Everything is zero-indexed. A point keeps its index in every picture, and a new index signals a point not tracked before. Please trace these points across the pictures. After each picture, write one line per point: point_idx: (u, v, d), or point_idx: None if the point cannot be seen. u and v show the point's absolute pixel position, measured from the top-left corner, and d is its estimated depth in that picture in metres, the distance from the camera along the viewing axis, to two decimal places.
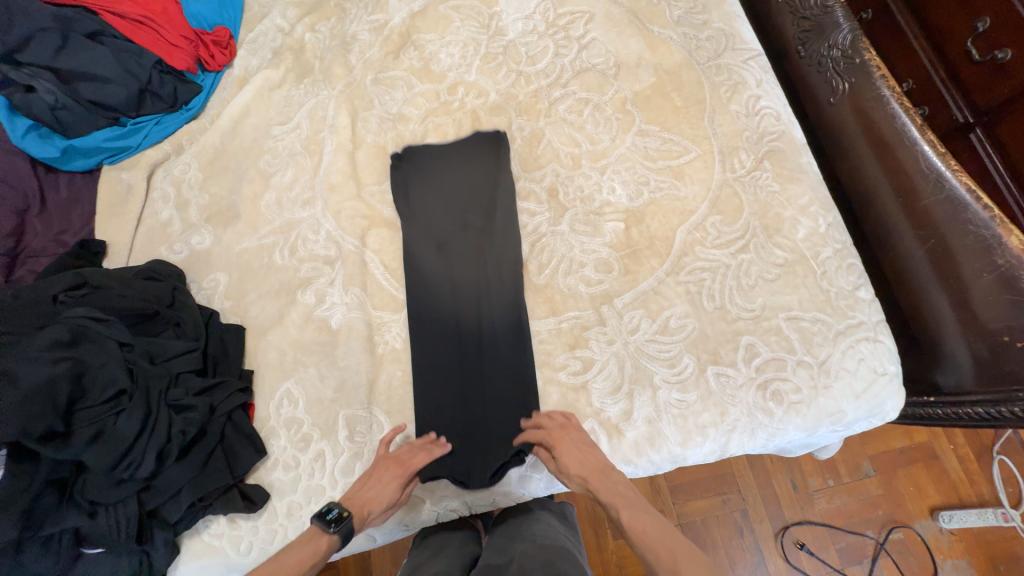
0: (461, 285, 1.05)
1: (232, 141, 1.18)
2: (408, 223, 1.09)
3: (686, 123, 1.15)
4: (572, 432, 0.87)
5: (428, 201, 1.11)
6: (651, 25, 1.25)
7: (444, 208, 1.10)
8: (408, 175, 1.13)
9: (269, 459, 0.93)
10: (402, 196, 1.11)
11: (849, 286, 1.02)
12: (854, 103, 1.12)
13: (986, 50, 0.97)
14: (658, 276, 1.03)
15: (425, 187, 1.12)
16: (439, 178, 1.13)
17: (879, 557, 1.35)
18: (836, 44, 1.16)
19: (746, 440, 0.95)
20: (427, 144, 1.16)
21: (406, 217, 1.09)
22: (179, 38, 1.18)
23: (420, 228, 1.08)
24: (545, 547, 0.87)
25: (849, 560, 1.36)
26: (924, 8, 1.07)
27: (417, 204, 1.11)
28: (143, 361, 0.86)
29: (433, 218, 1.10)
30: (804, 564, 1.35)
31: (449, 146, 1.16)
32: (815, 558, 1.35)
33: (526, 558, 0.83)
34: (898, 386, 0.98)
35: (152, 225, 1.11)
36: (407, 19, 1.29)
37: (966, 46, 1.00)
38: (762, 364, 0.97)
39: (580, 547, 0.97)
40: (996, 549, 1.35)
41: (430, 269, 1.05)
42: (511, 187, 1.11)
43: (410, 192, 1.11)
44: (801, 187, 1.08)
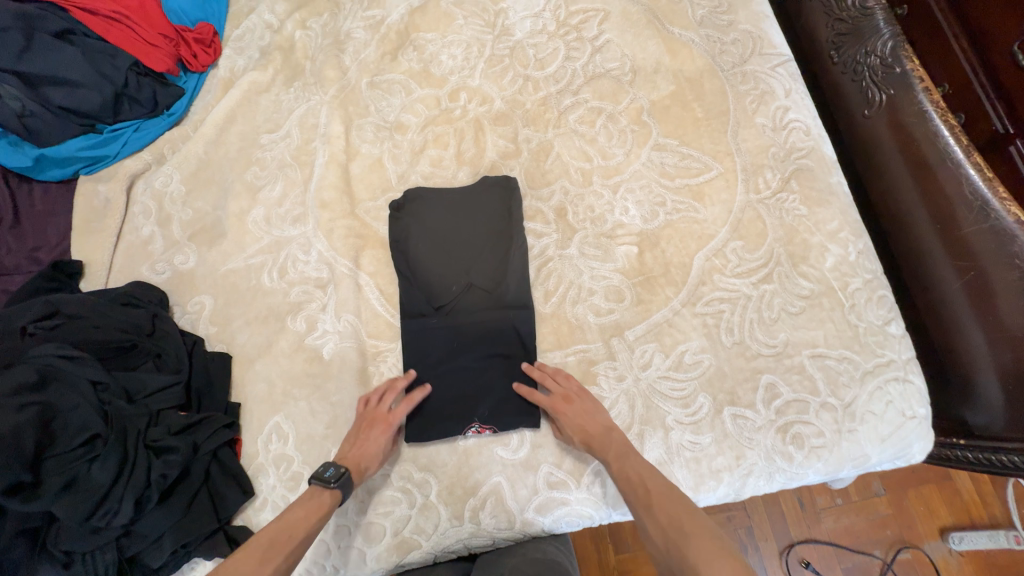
0: (464, 314, 0.96)
1: (217, 151, 1.10)
2: (408, 244, 1.00)
3: (708, 137, 1.06)
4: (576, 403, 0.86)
5: (430, 221, 1.01)
6: (672, 26, 1.15)
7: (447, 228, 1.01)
8: (408, 223, 1.02)
9: (257, 499, 0.88)
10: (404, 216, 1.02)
11: (879, 321, 0.94)
12: (892, 117, 1.03)
13: None
14: (673, 307, 0.96)
15: (426, 205, 1.03)
16: (443, 195, 1.03)
17: None
18: (874, 50, 1.05)
19: (763, 485, 0.89)
20: (430, 189, 1.04)
21: (406, 238, 1.01)
22: (157, 36, 1.09)
23: (420, 251, 1.00)
24: (535, 562, 0.80)
25: None
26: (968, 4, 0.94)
27: (418, 224, 1.02)
28: (119, 399, 0.80)
29: (435, 240, 1.01)
30: None
31: (455, 193, 1.04)
32: None
33: (514, 574, 0.76)
34: (928, 429, 0.91)
35: (133, 242, 1.04)
36: (406, 16, 1.19)
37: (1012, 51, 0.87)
38: (783, 406, 0.90)
39: (573, 557, 0.90)
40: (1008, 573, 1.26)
41: (427, 333, 0.94)
42: (521, 207, 1.03)
43: (411, 211, 1.02)
44: (830, 211, 1.00)
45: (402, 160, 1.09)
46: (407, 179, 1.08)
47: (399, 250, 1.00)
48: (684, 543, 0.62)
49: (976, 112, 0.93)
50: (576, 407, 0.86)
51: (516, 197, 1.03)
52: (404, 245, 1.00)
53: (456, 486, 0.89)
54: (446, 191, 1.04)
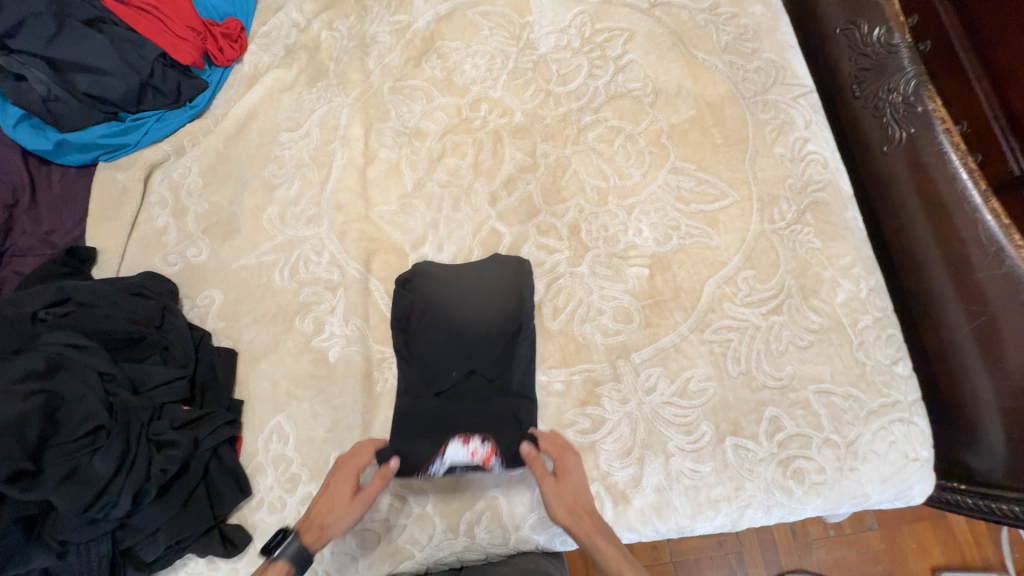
0: (465, 401, 0.93)
1: (236, 146, 1.10)
2: (410, 325, 0.96)
3: (725, 164, 1.06)
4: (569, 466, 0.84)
5: (433, 305, 0.96)
6: (696, 50, 1.15)
7: (450, 313, 0.95)
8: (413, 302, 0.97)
9: (254, 498, 0.88)
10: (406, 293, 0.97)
11: (887, 360, 0.94)
12: (911, 156, 1.02)
13: None
14: (681, 332, 0.96)
15: (429, 284, 0.97)
16: (449, 273, 0.98)
17: None
18: (897, 88, 1.05)
19: (760, 517, 0.89)
20: (436, 265, 1.00)
21: (408, 317, 0.96)
22: (185, 29, 1.09)
23: (421, 333, 0.95)
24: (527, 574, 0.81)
25: None
26: (988, 44, 0.93)
27: (421, 305, 0.97)
28: (125, 390, 0.81)
29: (439, 323, 0.95)
30: None
31: (465, 270, 0.99)
32: None
33: None
34: (930, 472, 0.90)
35: (147, 231, 1.05)
36: (432, 23, 1.20)
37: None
38: (786, 439, 0.90)
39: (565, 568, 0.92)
40: None
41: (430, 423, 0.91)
42: (530, 294, 0.98)
43: (413, 287, 0.98)
44: (844, 246, 0.99)
45: (420, 167, 1.09)
46: (423, 186, 1.08)
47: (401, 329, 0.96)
48: None
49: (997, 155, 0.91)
50: (570, 485, 0.82)
51: (528, 276, 0.98)
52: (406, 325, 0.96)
53: (453, 498, 0.89)
54: (453, 271, 0.99)
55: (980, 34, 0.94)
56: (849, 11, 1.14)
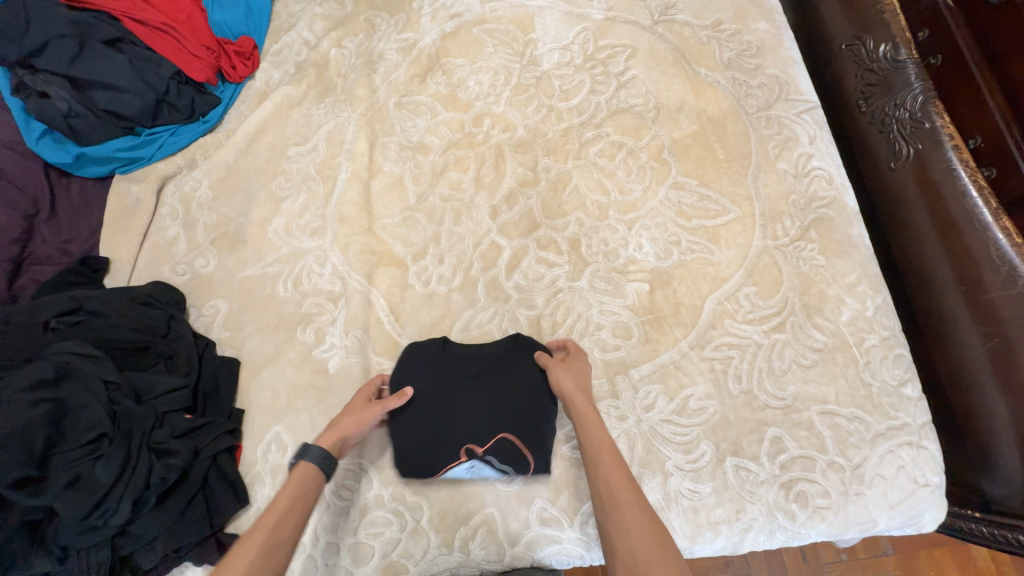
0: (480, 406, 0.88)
1: (246, 159, 1.13)
2: (533, 420, 0.88)
3: (727, 180, 1.06)
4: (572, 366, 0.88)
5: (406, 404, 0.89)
6: (699, 66, 1.15)
7: (471, 398, 0.88)
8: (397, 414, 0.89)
9: (251, 508, 0.89)
10: (308, 473, 0.74)
11: (895, 381, 0.91)
12: (919, 171, 1.00)
13: None
14: (681, 349, 0.95)
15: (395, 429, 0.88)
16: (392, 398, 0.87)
17: None
18: (904, 104, 1.04)
19: (763, 541, 0.86)
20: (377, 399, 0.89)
21: (532, 421, 0.88)
22: (200, 47, 1.14)
23: (532, 394, 0.89)
24: None
25: None
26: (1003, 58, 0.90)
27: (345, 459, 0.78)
28: (128, 399, 0.83)
29: (513, 400, 0.88)
30: None
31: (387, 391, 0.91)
32: None
33: None
34: (941, 498, 0.87)
35: (158, 242, 1.08)
36: (438, 40, 1.23)
37: None
38: (788, 461, 0.88)
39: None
40: None
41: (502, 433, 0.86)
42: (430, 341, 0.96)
43: (521, 446, 0.86)
44: (849, 263, 0.98)
45: (422, 181, 1.11)
46: (425, 200, 1.10)
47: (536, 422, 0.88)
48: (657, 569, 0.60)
49: (1009, 164, 0.89)
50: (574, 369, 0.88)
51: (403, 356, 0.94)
52: (527, 418, 0.88)
53: (448, 513, 0.89)
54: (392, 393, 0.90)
55: (996, 50, 0.92)
56: (855, 27, 1.13)
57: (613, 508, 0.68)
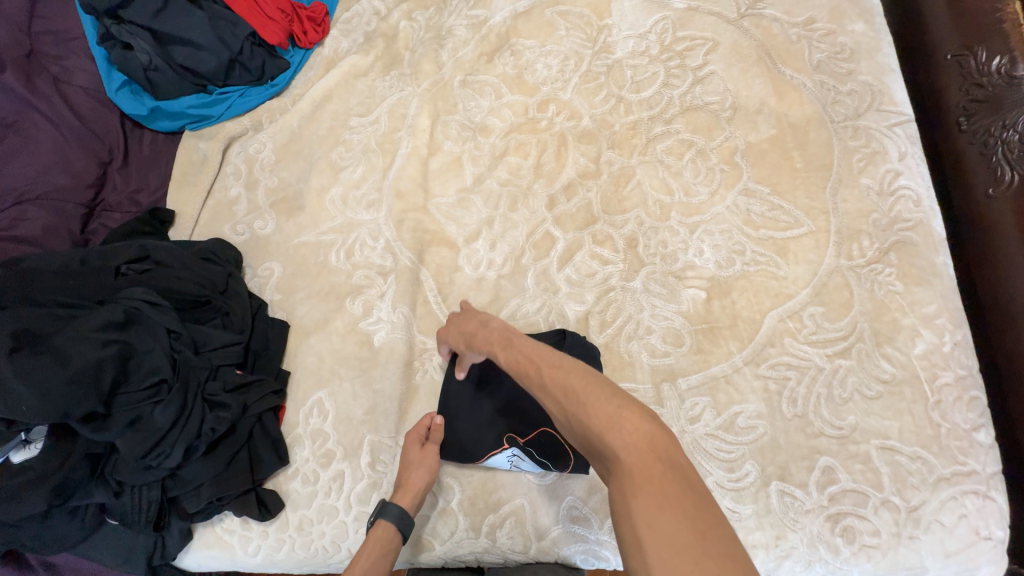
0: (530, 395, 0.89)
1: (309, 126, 1.14)
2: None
3: (803, 191, 0.99)
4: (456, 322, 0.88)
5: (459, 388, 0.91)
6: (784, 66, 1.08)
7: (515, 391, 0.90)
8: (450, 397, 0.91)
9: (290, 467, 0.91)
10: (387, 534, 0.78)
11: (966, 425, 0.85)
12: (1021, 200, 0.92)
13: None
14: (734, 363, 0.91)
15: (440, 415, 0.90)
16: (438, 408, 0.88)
17: None
18: (1014, 126, 0.95)
19: (799, 571, 0.83)
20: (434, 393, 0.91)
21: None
22: (276, 10, 1.14)
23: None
24: None
25: None
26: None
27: (414, 507, 0.81)
28: (187, 349, 0.86)
29: None
30: None
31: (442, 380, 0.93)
32: None
33: None
34: (1003, 554, 0.81)
35: (220, 200, 1.10)
36: (509, 19, 1.19)
37: None
38: (838, 493, 0.84)
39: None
40: None
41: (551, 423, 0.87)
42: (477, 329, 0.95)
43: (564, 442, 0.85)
44: (929, 292, 0.91)
45: (481, 163, 1.10)
46: (482, 182, 1.08)
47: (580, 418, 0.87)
48: (585, 413, 0.59)
49: None
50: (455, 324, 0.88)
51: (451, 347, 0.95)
52: None
53: (478, 498, 0.89)
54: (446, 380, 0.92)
55: None
56: (965, 35, 1.03)
57: (540, 389, 0.67)
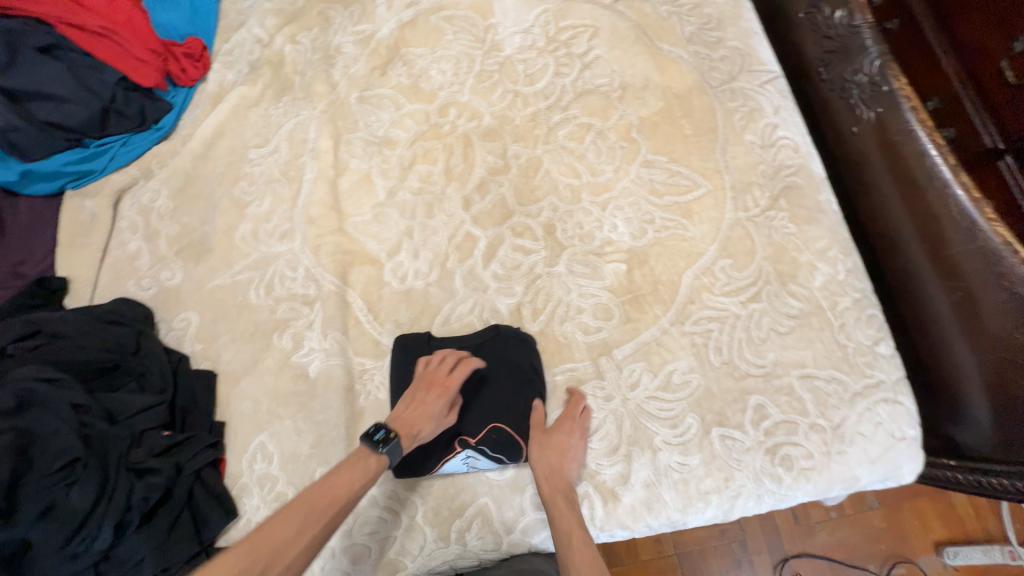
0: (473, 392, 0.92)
1: (205, 165, 1.09)
2: (525, 407, 0.91)
3: (696, 154, 1.06)
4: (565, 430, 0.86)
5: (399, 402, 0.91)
6: (661, 42, 1.15)
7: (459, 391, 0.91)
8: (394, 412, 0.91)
9: (240, 520, 0.86)
10: (373, 466, 0.77)
11: (869, 341, 0.93)
12: (880, 134, 1.01)
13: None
14: (662, 325, 0.96)
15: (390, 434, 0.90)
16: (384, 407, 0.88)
17: None
18: (863, 68, 1.03)
19: (752, 507, 0.88)
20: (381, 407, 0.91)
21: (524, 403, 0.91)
22: (145, 51, 1.08)
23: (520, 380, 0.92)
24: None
25: None
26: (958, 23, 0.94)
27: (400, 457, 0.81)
28: (101, 420, 0.79)
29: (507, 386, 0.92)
30: None
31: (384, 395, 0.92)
32: None
33: None
34: (918, 450, 0.90)
35: (119, 257, 1.03)
36: (396, 30, 1.20)
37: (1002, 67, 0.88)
38: (771, 427, 0.90)
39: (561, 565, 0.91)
40: None
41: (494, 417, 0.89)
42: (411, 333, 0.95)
43: (517, 433, 0.88)
44: (819, 229, 1.00)
45: (391, 175, 1.09)
46: (396, 195, 1.07)
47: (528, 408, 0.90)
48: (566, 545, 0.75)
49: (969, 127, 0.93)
50: (557, 439, 0.86)
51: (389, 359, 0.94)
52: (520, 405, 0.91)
53: (441, 507, 0.88)
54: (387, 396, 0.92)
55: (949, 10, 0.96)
56: None
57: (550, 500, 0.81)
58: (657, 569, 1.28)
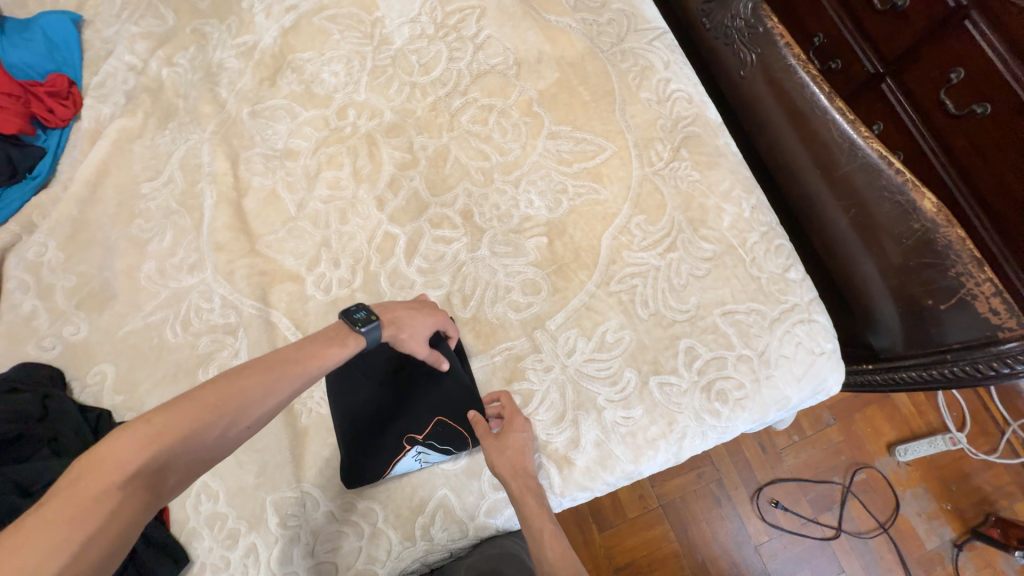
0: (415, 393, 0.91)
1: (94, 209, 1.03)
2: (466, 392, 0.90)
3: (598, 119, 1.08)
4: (516, 430, 0.86)
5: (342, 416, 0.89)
6: (548, 13, 1.16)
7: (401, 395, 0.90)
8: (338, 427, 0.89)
9: (194, 565, 0.85)
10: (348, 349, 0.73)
11: (779, 270, 0.99)
12: (765, 74, 1.06)
13: None
14: (589, 290, 0.98)
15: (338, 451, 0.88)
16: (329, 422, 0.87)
17: (848, 500, 1.34)
18: (738, 13, 1.09)
19: (699, 444, 0.93)
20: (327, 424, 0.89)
21: (464, 387, 0.90)
22: (0, 96, 1.01)
23: (456, 367, 0.92)
24: (491, 559, 0.83)
25: (821, 508, 1.34)
26: None
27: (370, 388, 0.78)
28: (12, 495, 0.75)
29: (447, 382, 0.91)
30: (781, 521, 1.32)
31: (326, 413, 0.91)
32: (790, 513, 1.33)
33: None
34: (837, 361, 0.97)
35: (13, 321, 0.96)
36: (279, 38, 1.15)
37: None
38: (703, 366, 0.94)
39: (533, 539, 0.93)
40: (948, 472, 1.36)
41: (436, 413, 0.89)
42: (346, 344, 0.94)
43: (463, 419, 0.89)
44: (720, 172, 1.04)
45: (298, 188, 1.06)
46: (306, 206, 1.04)
47: (470, 393, 0.91)
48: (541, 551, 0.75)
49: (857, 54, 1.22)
50: (511, 442, 0.85)
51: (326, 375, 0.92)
52: (458, 396, 0.90)
53: (402, 507, 0.88)
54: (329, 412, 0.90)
55: None
56: None
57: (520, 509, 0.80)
58: (647, 523, 1.32)
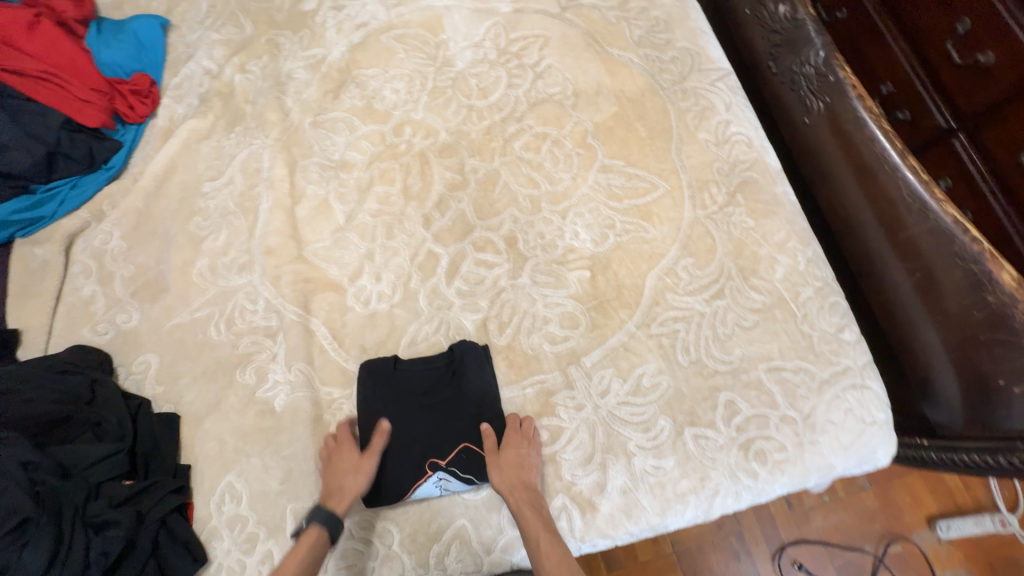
0: (438, 415, 0.91)
1: (158, 203, 1.08)
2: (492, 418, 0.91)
3: (652, 156, 1.07)
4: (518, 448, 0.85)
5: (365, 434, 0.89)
6: (611, 47, 1.16)
7: (425, 415, 0.91)
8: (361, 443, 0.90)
9: (211, 566, 0.84)
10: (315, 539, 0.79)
11: (833, 328, 0.94)
12: (832, 123, 1.03)
13: (968, 52, 0.99)
14: (629, 330, 0.96)
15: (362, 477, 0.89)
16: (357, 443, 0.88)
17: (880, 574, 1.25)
18: (808, 61, 1.07)
19: (732, 504, 0.88)
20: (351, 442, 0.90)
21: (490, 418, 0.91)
22: (89, 92, 1.07)
23: (484, 395, 0.92)
24: None
25: None
26: (907, 18, 1.09)
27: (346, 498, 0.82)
28: (55, 475, 0.76)
29: (470, 405, 0.91)
30: None
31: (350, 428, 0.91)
32: None
33: None
34: (889, 433, 0.90)
35: (74, 303, 1.01)
36: (347, 53, 1.19)
37: (950, 49, 1.01)
38: (743, 422, 0.90)
39: None
40: (996, 557, 1.25)
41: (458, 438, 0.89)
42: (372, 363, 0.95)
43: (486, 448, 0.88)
44: (776, 221, 1.00)
45: (349, 199, 1.08)
46: (355, 218, 1.06)
47: (496, 420, 0.90)
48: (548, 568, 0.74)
49: (920, 109, 1.10)
50: (510, 458, 0.84)
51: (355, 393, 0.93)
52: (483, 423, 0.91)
53: (418, 532, 0.87)
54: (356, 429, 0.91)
55: (899, 10, 1.10)
56: None
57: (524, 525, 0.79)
58: (656, 569, 1.26)
